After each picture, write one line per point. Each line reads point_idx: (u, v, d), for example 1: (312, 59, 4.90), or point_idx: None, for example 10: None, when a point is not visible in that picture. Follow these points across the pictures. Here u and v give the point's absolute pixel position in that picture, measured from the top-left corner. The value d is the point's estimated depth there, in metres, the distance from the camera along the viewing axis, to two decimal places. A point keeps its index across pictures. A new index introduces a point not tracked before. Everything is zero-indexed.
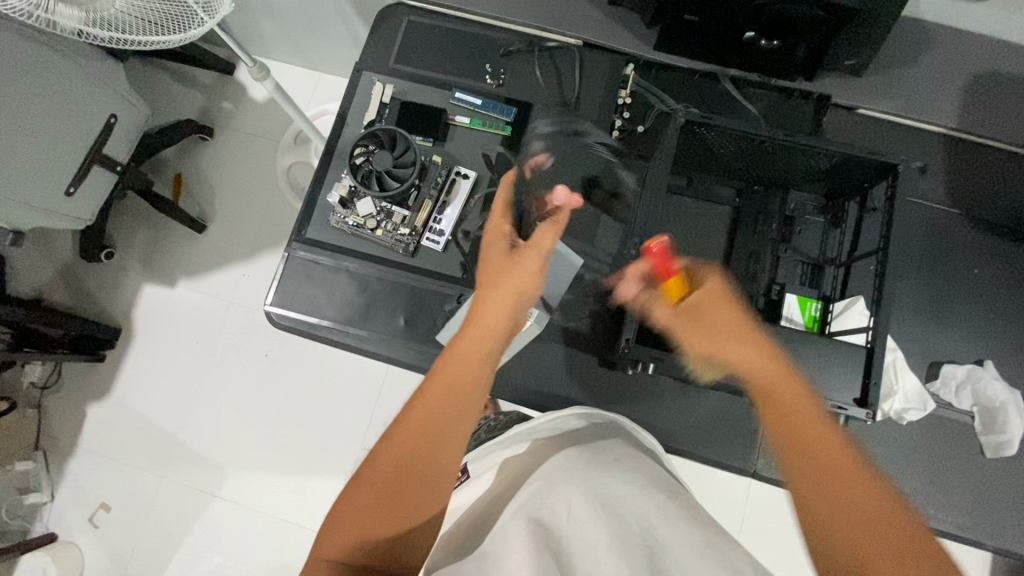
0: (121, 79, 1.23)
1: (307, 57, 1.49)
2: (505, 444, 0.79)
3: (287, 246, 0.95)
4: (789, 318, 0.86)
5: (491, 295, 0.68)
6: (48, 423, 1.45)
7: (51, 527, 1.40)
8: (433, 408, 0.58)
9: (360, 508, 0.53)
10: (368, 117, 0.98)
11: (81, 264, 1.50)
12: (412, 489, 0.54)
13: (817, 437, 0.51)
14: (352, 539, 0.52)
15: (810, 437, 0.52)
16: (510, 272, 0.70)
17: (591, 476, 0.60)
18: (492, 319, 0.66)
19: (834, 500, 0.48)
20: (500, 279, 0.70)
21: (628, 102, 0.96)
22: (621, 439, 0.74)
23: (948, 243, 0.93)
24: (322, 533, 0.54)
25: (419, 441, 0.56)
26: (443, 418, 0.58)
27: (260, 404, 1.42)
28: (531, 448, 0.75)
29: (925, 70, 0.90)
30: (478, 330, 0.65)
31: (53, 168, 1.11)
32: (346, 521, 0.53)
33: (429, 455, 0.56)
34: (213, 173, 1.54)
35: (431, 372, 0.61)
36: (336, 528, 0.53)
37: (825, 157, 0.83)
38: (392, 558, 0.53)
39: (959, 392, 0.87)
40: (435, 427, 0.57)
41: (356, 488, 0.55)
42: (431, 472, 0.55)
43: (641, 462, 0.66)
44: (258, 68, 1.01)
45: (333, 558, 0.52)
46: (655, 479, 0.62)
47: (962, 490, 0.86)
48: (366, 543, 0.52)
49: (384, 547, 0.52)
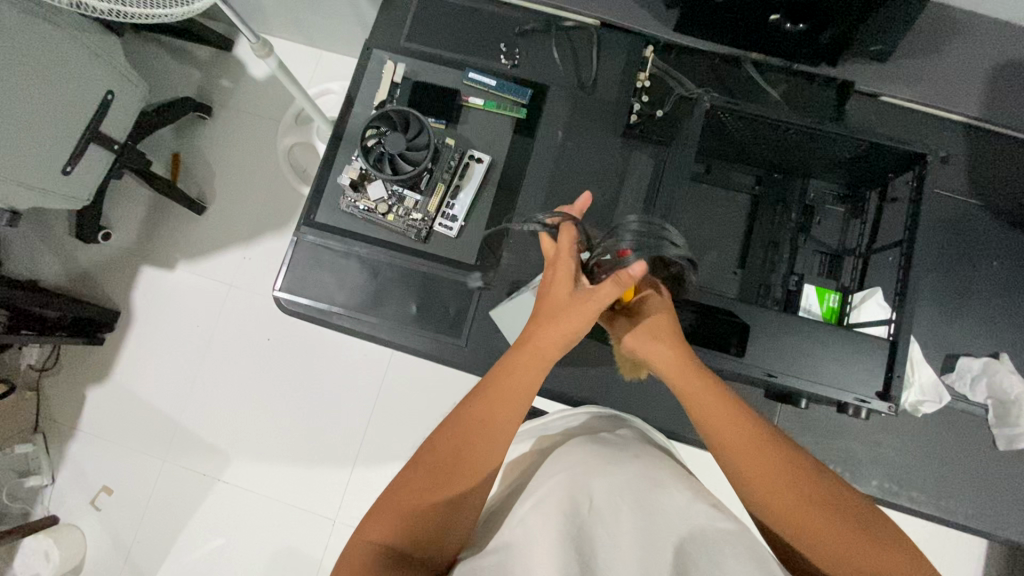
0: (117, 54, 1.18)
1: (309, 34, 1.45)
2: (520, 438, 0.79)
3: (296, 231, 0.92)
4: (809, 310, 0.84)
5: (545, 327, 0.66)
6: (48, 405, 1.43)
7: (52, 509, 1.39)
8: (487, 410, 0.60)
9: (408, 491, 0.56)
10: (379, 98, 0.95)
11: (78, 245, 1.47)
12: (458, 476, 0.57)
13: (750, 448, 0.58)
14: (402, 523, 0.55)
15: (742, 449, 0.58)
16: (573, 314, 0.66)
17: (592, 466, 0.61)
18: (543, 343, 0.65)
19: (779, 502, 0.55)
20: (560, 311, 0.67)
21: (646, 86, 0.94)
22: (634, 434, 0.74)
23: (968, 235, 0.92)
24: (370, 516, 0.56)
25: (470, 437, 0.59)
26: (498, 422, 0.60)
27: (263, 389, 1.41)
28: (545, 437, 0.75)
29: (951, 57, 0.88)
30: (528, 349, 0.65)
31: (48, 145, 1.07)
32: (395, 504, 0.56)
33: (479, 454, 0.58)
34: (213, 153, 1.50)
35: (486, 379, 0.64)
36: (386, 513, 0.55)
37: (849, 146, 0.81)
38: (433, 543, 0.55)
39: (974, 384, 0.87)
40: (486, 427, 0.60)
41: (410, 473, 0.58)
42: (478, 468, 0.58)
43: (659, 459, 0.65)
44: (261, 44, 0.98)
45: (380, 540, 0.54)
46: (676, 474, 0.62)
47: (974, 481, 0.86)
48: (411, 528, 0.54)
49: (428, 532, 0.55)
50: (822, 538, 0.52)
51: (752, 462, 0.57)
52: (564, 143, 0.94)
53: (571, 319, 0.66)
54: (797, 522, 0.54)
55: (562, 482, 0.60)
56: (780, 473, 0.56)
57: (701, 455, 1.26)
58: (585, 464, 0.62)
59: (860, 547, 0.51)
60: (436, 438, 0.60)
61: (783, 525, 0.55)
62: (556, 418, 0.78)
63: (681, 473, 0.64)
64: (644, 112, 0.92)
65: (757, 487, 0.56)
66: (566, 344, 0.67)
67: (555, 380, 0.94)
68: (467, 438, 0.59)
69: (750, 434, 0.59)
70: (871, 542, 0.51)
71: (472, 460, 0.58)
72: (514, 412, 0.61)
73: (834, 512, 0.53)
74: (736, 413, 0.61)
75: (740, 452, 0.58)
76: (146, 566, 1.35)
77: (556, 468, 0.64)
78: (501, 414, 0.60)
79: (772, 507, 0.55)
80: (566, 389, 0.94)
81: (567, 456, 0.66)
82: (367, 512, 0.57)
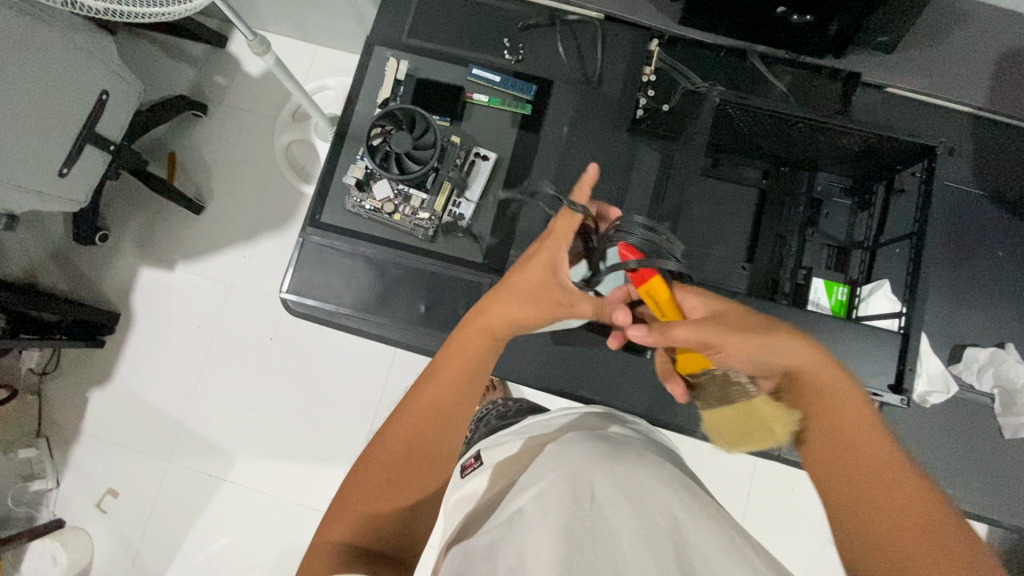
0: (111, 52, 1.16)
1: (305, 29, 1.43)
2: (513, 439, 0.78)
3: (301, 231, 0.92)
4: (817, 303, 0.86)
5: (498, 306, 0.64)
6: (49, 409, 1.42)
7: (58, 513, 1.39)
8: (439, 394, 0.60)
9: (365, 490, 0.56)
10: (382, 95, 0.94)
11: (74, 247, 1.45)
12: (414, 476, 0.57)
13: (852, 434, 0.53)
14: (362, 521, 0.55)
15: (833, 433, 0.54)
16: (532, 305, 0.63)
17: (593, 461, 0.58)
18: (496, 327, 0.63)
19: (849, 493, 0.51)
20: (524, 300, 0.64)
21: (651, 80, 0.92)
22: (628, 432, 0.73)
23: (975, 225, 0.92)
24: (329, 520, 0.57)
25: (424, 427, 0.59)
26: (451, 406, 0.60)
27: (267, 389, 1.40)
28: (539, 434, 0.75)
29: (954, 47, 0.88)
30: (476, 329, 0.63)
31: (43, 147, 1.06)
32: (354, 504, 0.56)
33: (435, 436, 0.59)
34: (209, 151, 1.48)
35: (435, 360, 0.63)
36: (344, 515, 0.56)
37: (859, 140, 0.81)
38: (396, 540, 0.56)
39: (981, 374, 0.88)
40: (441, 409, 0.60)
41: (364, 471, 0.58)
42: (433, 458, 0.59)
43: (651, 455, 0.63)
44: (258, 41, 0.96)
45: (340, 540, 0.54)
46: (673, 471, 0.62)
47: (980, 470, 0.87)
48: (375, 526, 0.55)
49: (393, 523, 0.56)
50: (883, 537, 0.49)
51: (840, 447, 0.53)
52: (570, 139, 0.93)
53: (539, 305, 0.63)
54: (862, 514, 0.50)
55: (561, 477, 0.56)
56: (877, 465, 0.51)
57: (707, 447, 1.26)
58: (584, 459, 0.59)
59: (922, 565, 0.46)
60: (386, 432, 0.60)
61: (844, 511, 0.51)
62: (560, 415, 0.80)
63: (681, 474, 0.64)
64: (650, 107, 0.91)
65: (831, 475, 0.53)
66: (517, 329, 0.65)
67: (565, 377, 0.95)
68: (422, 430, 0.59)
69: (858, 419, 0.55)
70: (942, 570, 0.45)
71: (426, 453, 0.59)
72: (463, 392, 0.61)
73: (915, 524, 0.48)
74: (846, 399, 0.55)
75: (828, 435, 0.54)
76: (153, 567, 1.36)
77: (553, 461, 0.61)
78: (453, 397, 0.61)
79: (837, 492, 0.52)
80: (577, 385, 0.94)
81: (563, 451, 0.62)
82: (330, 509, 0.57)
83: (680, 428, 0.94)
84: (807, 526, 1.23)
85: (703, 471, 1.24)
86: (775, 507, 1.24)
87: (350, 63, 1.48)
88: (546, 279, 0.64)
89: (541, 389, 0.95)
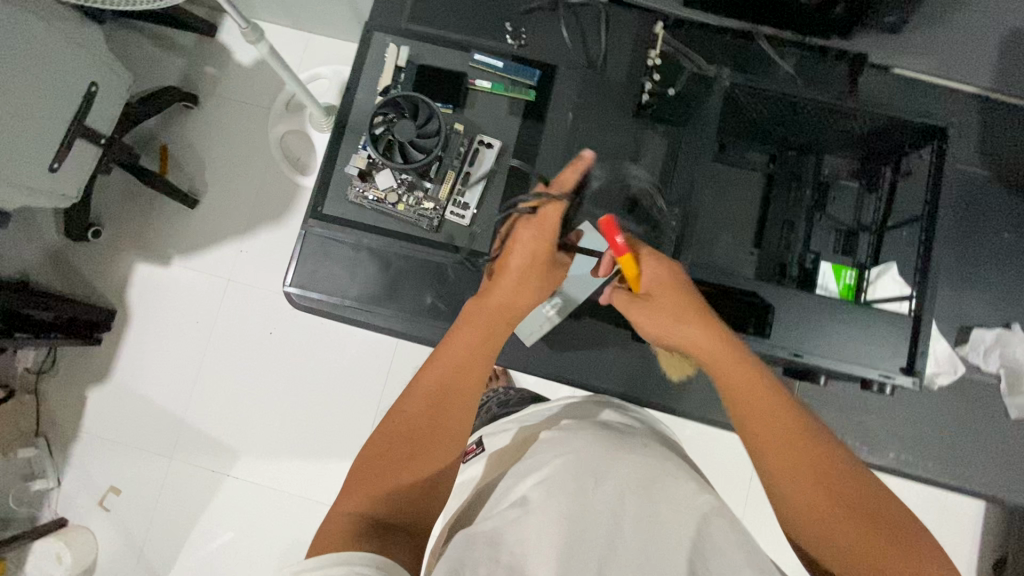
0: (99, 43, 1.13)
1: (297, 17, 1.39)
2: (509, 426, 0.77)
3: (303, 224, 0.90)
4: (825, 287, 0.85)
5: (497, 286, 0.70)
6: (47, 408, 1.41)
7: (61, 512, 1.38)
8: (456, 369, 0.61)
9: (383, 464, 0.55)
10: (382, 83, 0.92)
11: (67, 243, 1.42)
12: (434, 448, 0.57)
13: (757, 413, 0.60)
14: (378, 493, 0.54)
15: (777, 444, 0.57)
16: (522, 282, 0.71)
17: (603, 449, 0.57)
18: (499, 304, 0.69)
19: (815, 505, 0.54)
20: (522, 279, 0.71)
21: (658, 64, 0.88)
22: (630, 422, 0.73)
23: (982, 206, 0.92)
24: (344, 492, 0.55)
25: (441, 404, 0.59)
26: (466, 381, 0.61)
27: (269, 383, 1.39)
28: (538, 422, 0.75)
29: (960, 28, 0.89)
30: (488, 309, 0.68)
31: (33, 142, 1.03)
32: (371, 478, 0.55)
33: (452, 411, 0.59)
34: (201, 143, 1.45)
35: (447, 339, 0.65)
36: (361, 487, 0.54)
37: (867, 120, 0.81)
38: (413, 514, 0.54)
39: (987, 355, 0.88)
40: (457, 385, 0.60)
41: (382, 442, 0.57)
42: (453, 433, 0.58)
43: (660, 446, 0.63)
44: (252, 29, 0.93)
45: (355, 512, 0.52)
46: (675, 459, 0.61)
47: (987, 450, 0.88)
48: (392, 501, 0.54)
49: (408, 499, 0.54)
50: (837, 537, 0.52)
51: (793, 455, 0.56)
52: (575, 125, 0.92)
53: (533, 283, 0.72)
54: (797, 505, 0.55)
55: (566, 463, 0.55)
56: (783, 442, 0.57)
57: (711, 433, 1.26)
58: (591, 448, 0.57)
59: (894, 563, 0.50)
60: (405, 408, 0.59)
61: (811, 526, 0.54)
62: (557, 403, 0.78)
63: (678, 460, 0.63)
64: (656, 91, 0.88)
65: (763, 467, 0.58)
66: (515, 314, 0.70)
67: (573, 365, 0.94)
68: (440, 405, 0.59)
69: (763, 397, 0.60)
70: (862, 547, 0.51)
71: (444, 428, 0.58)
72: (477, 365, 0.63)
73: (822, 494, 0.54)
74: (772, 403, 0.59)
75: (769, 448, 0.57)
76: (159, 564, 1.35)
77: (557, 450, 0.59)
78: (471, 376, 0.62)
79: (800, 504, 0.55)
80: (585, 374, 0.94)
81: (566, 438, 0.61)
82: (345, 483, 0.55)
83: (689, 415, 0.95)
84: None
85: (708, 457, 1.24)
86: None
87: (344, 51, 1.45)
88: (532, 258, 0.72)
89: (549, 377, 0.95)
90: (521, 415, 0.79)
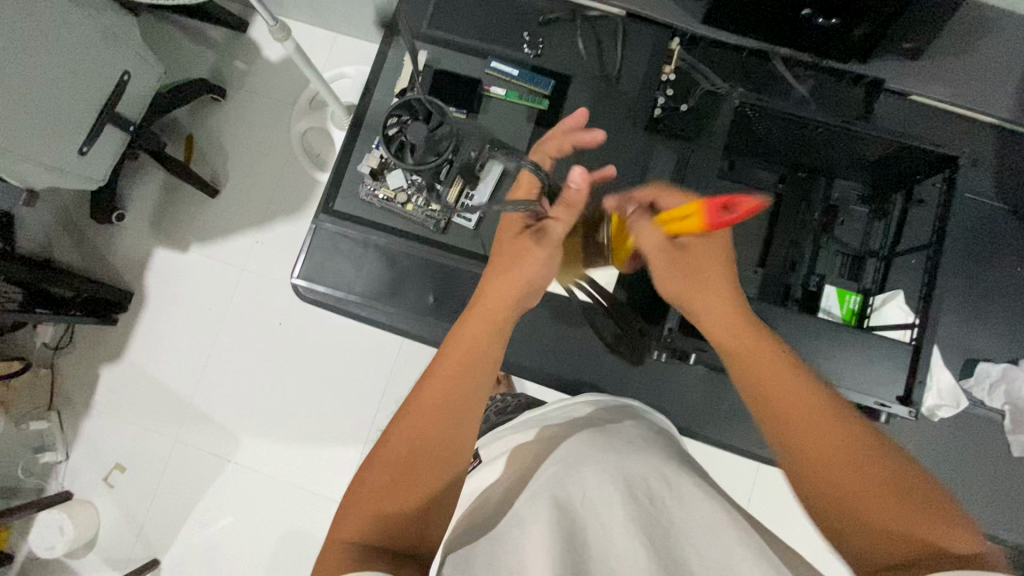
0: (133, 34, 1.17)
1: (323, 17, 1.43)
2: (517, 428, 0.78)
3: (314, 219, 0.93)
4: (828, 312, 0.85)
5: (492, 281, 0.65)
6: (61, 384, 1.44)
7: (66, 485, 1.42)
8: (453, 387, 0.58)
9: (370, 491, 0.54)
10: (400, 84, 0.94)
11: (91, 225, 1.47)
12: (423, 467, 0.55)
13: (779, 383, 0.55)
14: (370, 519, 0.52)
15: (793, 413, 0.53)
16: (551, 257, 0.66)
17: (591, 454, 0.57)
18: (496, 304, 0.63)
19: (829, 480, 0.49)
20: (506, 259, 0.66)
21: (672, 78, 0.90)
22: (636, 423, 0.72)
23: (994, 241, 0.92)
24: (338, 519, 0.54)
25: (431, 425, 0.56)
26: (462, 398, 0.58)
27: (273, 372, 1.42)
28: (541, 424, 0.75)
29: (983, 56, 0.87)
30: (480, 315, 0.62)
31: (66, 125, 1.07)
32: (361, 503, 0.54)
33: (441, 432, 0.56)
34: (225, 135, 1.49)
35: (440, 353, 0.61)
36: (351, 514, 0.53)
37: (878, 146, 0.81)
38: (413, 536, 0.53)
39: (992, 392, 0.87)
40: (451, 408, 0.57)
41: (371, 468, 0.56)
42: (446, 448, 0.56)
43: (656, 446, 0.63)
44: (280, 28, 0.96)
45: (349, 541, 0.52)
46: (681, 464, 0.60)
47: (984, 485, 0.88)
48: (385, 525, 0.52)
49: (404, 526, 0.53)
50: (865, 513, 0.47)
51: (839, 495, 0.49)
52: None
53: (516, 264, 0.65)
54: (824, 479, 0.50)
55: (552, 472, 0.57)
56: (801, 412, 0.52)
57: (708, 452, 1.23)
58: (580, 452, 0.58)
59: (910, 525, 0.46)
60: (392, 433, 0.57)
61: (834, 508, 0.49)
62: (557, 406, 0.79)
63: (685, 463, 0.62)
64: (668, 107, 0.89)
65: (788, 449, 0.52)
66: (527, 293, 0.66)
67: (571, 372, 0.96)
68: (433, 423, 0.56)
69: (777, 362, 0.56)
70: (887, 498, 0.47)
71: (437, 444, 0.56)
72: (475, 374, 0.59)
73: (844, 459, 0.49)
74: (796, 376, 0.55)
75: (789, 420, 0.53)
76: (156, 542, 1.38)
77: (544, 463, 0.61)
78: (460, 388, 0.58)
79: (843, 525, 0.48)
80: (583, 383, 0.95)
81: (560, 449, 0.61)
82: (337, 509, 0.55)
83: (684, 431, 0.95)
84: (806, 535, 1.21)
85: None
86: (775, 514, 1.22)
87: (368, 52, 1.48)
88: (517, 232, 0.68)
89: (546, 384, 0.96)
90: (522, 419, 0.80)
